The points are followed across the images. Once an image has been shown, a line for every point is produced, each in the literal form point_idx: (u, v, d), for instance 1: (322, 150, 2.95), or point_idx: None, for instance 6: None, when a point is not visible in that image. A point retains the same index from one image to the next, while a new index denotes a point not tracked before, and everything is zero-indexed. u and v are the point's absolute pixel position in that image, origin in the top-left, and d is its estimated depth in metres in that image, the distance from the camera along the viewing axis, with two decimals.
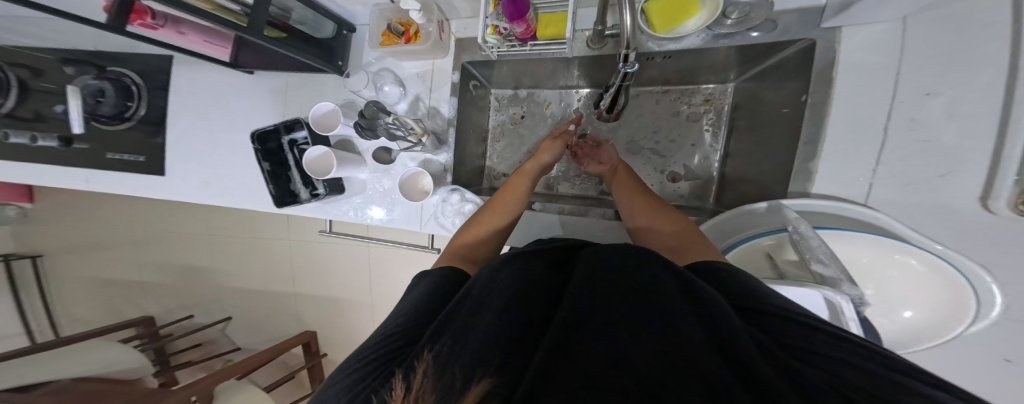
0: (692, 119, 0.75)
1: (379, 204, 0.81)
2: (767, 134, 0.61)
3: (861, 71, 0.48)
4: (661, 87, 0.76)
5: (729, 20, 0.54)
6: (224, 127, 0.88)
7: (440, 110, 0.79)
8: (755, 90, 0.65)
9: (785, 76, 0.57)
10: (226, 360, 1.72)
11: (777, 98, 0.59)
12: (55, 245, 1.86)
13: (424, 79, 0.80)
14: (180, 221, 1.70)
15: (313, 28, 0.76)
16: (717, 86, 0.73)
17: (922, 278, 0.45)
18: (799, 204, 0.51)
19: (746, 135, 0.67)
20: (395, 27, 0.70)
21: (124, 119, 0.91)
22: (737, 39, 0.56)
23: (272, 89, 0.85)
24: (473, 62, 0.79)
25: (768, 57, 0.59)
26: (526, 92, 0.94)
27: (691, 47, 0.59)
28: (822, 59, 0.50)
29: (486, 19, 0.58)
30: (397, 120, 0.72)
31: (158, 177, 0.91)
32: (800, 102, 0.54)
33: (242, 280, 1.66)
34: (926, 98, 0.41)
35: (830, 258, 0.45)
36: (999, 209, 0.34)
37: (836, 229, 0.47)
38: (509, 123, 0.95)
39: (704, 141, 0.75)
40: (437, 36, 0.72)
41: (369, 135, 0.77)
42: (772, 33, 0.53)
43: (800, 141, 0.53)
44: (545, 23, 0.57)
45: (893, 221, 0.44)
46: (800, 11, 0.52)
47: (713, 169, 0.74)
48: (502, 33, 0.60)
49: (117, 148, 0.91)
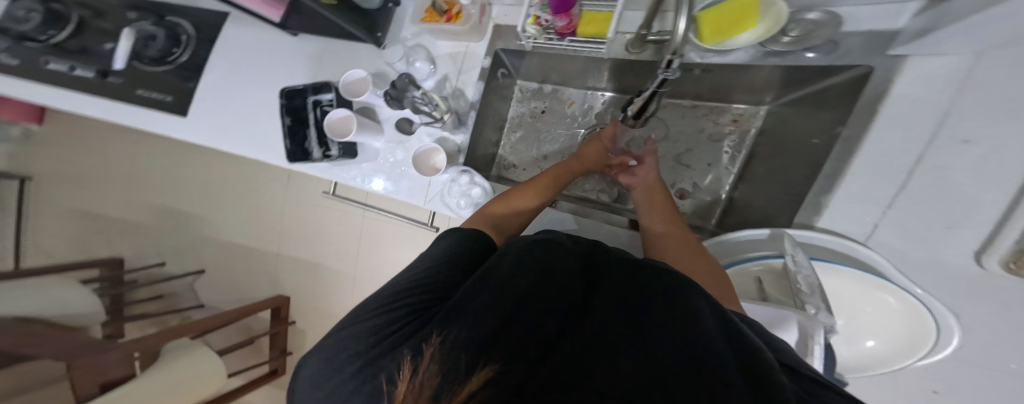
0: (714, 139, 0.76)
1: (387, 174, 0.81)
2: (789, 162, 0.62)
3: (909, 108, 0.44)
4: (690, 101, 0.77)
5: (785, 37, 0.54)
6: (251, 78, 0.88)
7: (465, 92, 0.80)
8: (790, 116, 0.65)
9: (825, 104, 0.57)
10: (184, 317, 1.69)
11: (810, 127, 0.60)
12: (52, 171, 1.84)
13: (455, 60, 0.80)
14: (191, 167, 1.71)
15: None
16: (748, 107, 0.73)
17: (892, 316, 0.50)
18: (802, 235, 0.52)
19: (765, 162, 0.68)
20: (438, 5, 0.71)
21: (165, 63, 0.91)
22: (788, 59, 0.56)
23: (308, 48, 0.85)
24: (506, 49, 0.79)
25: (812, 82, 0.58)
26: (551, 88, 0.94)
27: (736, 61, 0.59)
28: (872, 90, 0.48)
29: (530, 8, 0.58)
30: (425, 95, 0.73)
31: (181, 118, 0.91)
32: (833, 134, 0.54)
33: (233, 234, 1.65)
34: (964, 146, 0.39)
35: (817, 288, 0.47)
36: (988, 264, 0.36)
37: (832, 262, 0.49)
38: (528, 115, 0.96)
39: (721, 163, 0.75)
40: (478, 19, 0.72)
41: (395, 105, 0.76)
42: (829, 56, 0.53)
43: (822, 172, 0.53)
44: (588, 21, 0.57)
45: (886, 264, 0.46)
46: (867, 35, 0.50)
47: (724, 191, 0.75)
48: (542, 24, 0.60)
49: (149, 84, 0.92)
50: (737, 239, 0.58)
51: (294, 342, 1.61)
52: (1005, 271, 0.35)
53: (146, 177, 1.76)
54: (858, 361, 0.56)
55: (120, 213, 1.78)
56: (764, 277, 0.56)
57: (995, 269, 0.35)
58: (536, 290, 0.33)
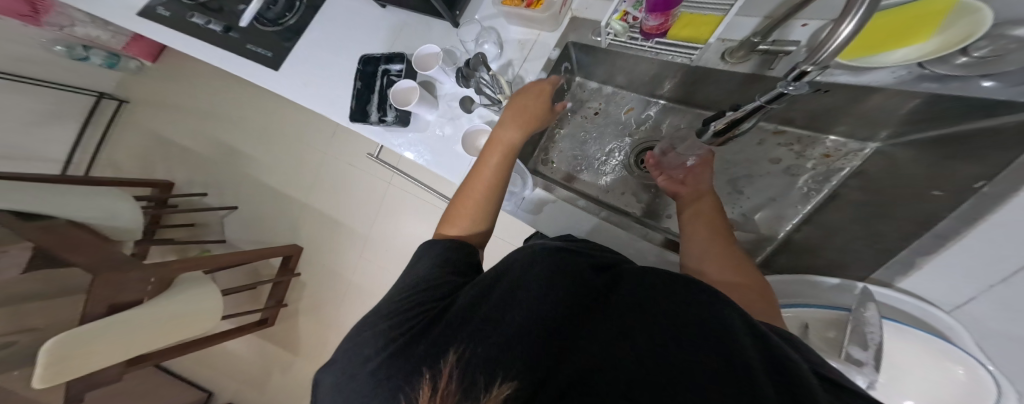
0: (792, 172, 0.69)
1: (429, 147, 0.82)
2: (882, 213, 0.55)
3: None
4: (775, 126, 0.71)
5: (962, 58, 0.43)
6: (334, 40, 0.94)
7: (524, 80, 0.78)
8: (904, 160, 0.57)
9: (944, 155, 0.50)
10: (205, 249, 1.86)
11: (925, 180, 0.52)
12: (146, 96, 2.07)
13: (523, 47, 0.80)
14: (263, 115, 1.87)
15: None
16: (847, 142, 0.65)
17: None
18: (885, 294, 0.52)
19: (851, 209, 0.61)
20: None
21: (275, 25, 1.00)
22: (954, 88, 0.45)
23: (392, 22, 0.90)
24: (577, 44, 0.76)
25: (947, 123, 0.49)
26: (611, 91, 0.91)
27: (871, 82, 0.51)
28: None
29: (621, 3, 0.56)
30: (491, 77, 0.73)
31: (273, 71, 0.97)
32: (958, 188, 0.46)
33: (278, 181, 1.77)
34: None
35: (874, 346, 0.42)
36: None
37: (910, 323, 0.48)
38: (579, 114, 0.93)
39: (788, 199, 0.69)
40: (558, 9, 0.71)
41: (462, 83, 0.79)
42: (1015, 87, 0.41)
43: (931, 230, 0.47)
44: (684, 23, 0.53)
45: (965, 335, 0.46)
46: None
47: (784, 231, 0.69)
48: (630, 21, 0.58)
49: (252, 35, 1.01)
50: (813, 283, 0.54)
51: (294, 293, 1.71)
52: None
53: (221, 116, 1.94)
54: None
55: (189, 144, 1.97)
56: (814, 325, 0.50)
57: None
58: (537, 297, 0.33)
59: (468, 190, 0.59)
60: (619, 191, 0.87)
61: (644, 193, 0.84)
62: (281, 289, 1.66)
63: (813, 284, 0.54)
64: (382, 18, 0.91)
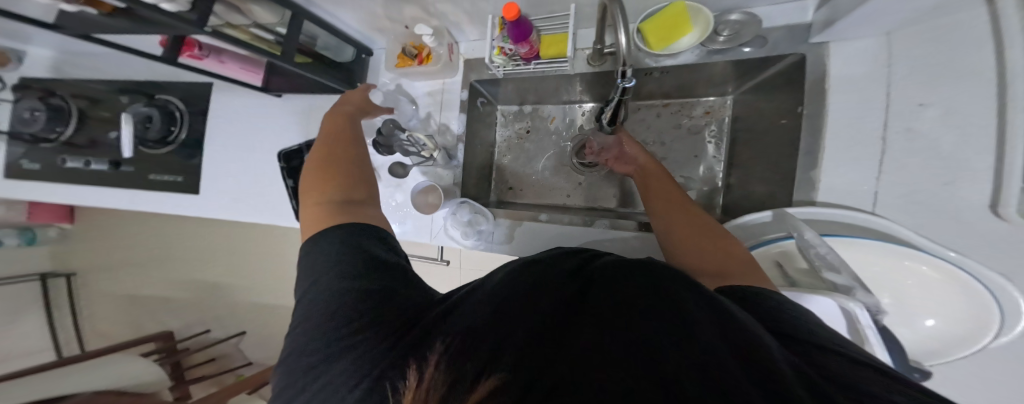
0: (693, 132, 0.75)
1: (393, 218, 0.83)
2: (766, 146, 0.62)
3: (845, 84, 0.51)
4: (661, 101, 0.77)
5: (720, 37, 0.57)
6: (247, 146, 0.93)
7: (450, 127, 0.83)
8: (752, 102, 0.66)
9: (776, 88, 0.59)
10: (238, 375, 1.73)
11: (772, 111, 0.61)
12: (84, 261, 1.92)
13: (433, 98, 0.84)
14: (211, 237, 1.77)
15: (335, 53, 0.80)
16: (716, 98, 0.73)
17: (936, 293, 0.44)
18: (805, 212, 0.51)
19: (747, 151, 0.67)
20: (409, 50, 0.75)
21: (166, 143, 0.96)
22: (729, 55, 0.59)
23: (294, 107, 0.89)
24: (481, 80, 0.82)
25: (763, 70, 0.60)
26: (531, 108, 0.97)
27: (685, 62, 0.62)
28: (813, 74, 0.53)
29: (492, 41, 0.62)
30: (411, 136, 0.77)
31: (193, 195, 0.96)
32: (794, 115, 0.55)
33: (258, 294, 1.69)
34: (920, 109, 0.44)
35: (840, 264, 0.45)
36: (1007, 217, 0.34)
37: (844, 236, 0.47)
38: (515, 137, 0.97)
39: (707, 152, 0.74)
40: (448, 58, 0.76)
41: (385, 151, 0.80)
42: (763, 48, 0.56)
43: (801, 148, 0.54)
44: (548, 43, 0.61)
45: (903, 229, 0.43)
46: (788, 28, 0.55)
47: (719, 179, 0.73)
48: (508, 54, 0.63)
49: (160, 169, 0.98)
50: (743, 224, 0.56)
51: None
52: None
53: (172, 252, 1.83)
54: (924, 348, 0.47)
55: (153, 290, 1.85)
56: (783, 261, 0.52)
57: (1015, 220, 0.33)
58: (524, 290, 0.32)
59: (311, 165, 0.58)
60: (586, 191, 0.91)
61: (611, 183, 0.89)
62: None
63: (747, 225, 0.57)
64: (284, 106, 0.89)
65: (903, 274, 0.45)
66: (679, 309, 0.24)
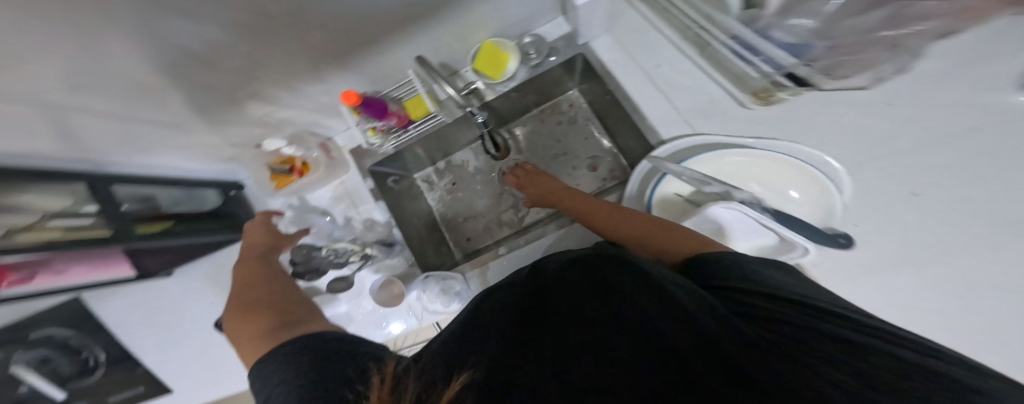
0: (573, 122, 0.82)
1: (374, 325, 0.78)
2: (619, 118, 0.68)
3: (620, 64, 0.60)
4: (535, 109, 0.84)
5: (530, 54, 0.66)
6: (173, 336, 0.84)
7: (375, 218, 0.80)
8: (591, 89, 0.74)
9: (590, 76, 0.71)
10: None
11: (601, 93, 0.70)
12: None
13: (343, 199, 0.81)
14: None
15: (195, 205, 0.73)
16: (571, 93, 0.82)
17: (776, 170, 0.50)
18: (664, 151, 0.54)
19: (612, 121, 0.73)
20: (280, 168, 0.71)
21: (93, 370, 0.87)
22: (546, 66, 0.68)
23: (197, 280, 0.80)
24: (378, 163, 0.80)
25: (575, 68, 0.71)
26: (445, 163, 0.96)
27: (523, 81, 0.68)
28: (596, 62, 0.63)
29: (359, 126, 0.64)
30: (332, 249, 0.76)
31: (168, 393, 0.91)
32: (608, 92, 0.66)
33: None
34: (658, 68, 0.57)
35: (705, 178, 0.50)
36: (752, 107, 0.51)
37: (695, 157, 0.51)
38: (446, 195, 0.95)
39: (591, 132, 0.81)
40: (327, 158, 0.76)
41: (316, 275, 0.77)
42: (559, 56, 0.67)
43: (627, 111, 0.61)
44: (413, 106, 0.66)
45: (716, 137, 0.51)
46: (563, 37, 0.66)
47: (611, 147, 0.79)
48: (382, 131, 0.65)
49: (112, 391, 0.91)
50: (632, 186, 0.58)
51: None
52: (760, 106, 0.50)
53: None
54: None
55: None
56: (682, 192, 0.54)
57: (756, 107, 0.51)
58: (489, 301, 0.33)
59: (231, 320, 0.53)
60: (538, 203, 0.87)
61: None
62: None
63: (633, 185, 0.58)
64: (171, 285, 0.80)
65: (749, 165, 0.51)
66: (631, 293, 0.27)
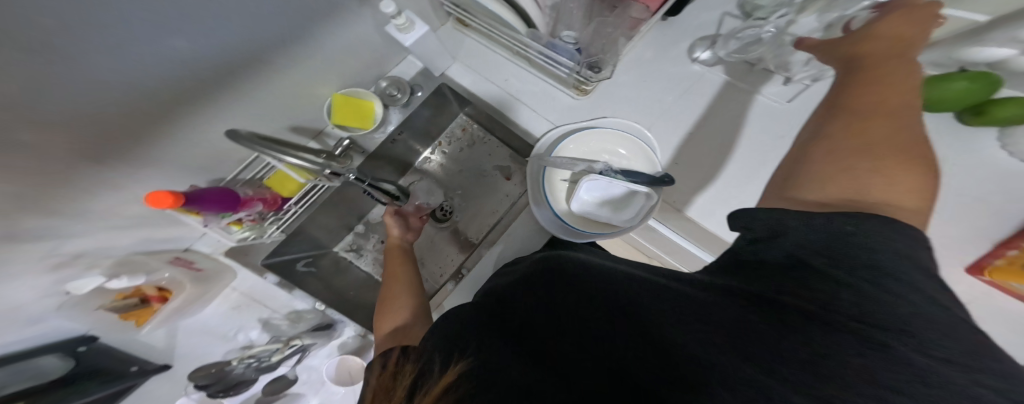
0: (473, 144, 0.83)
1: None
2: (503, 129, 0.72)
3: (480, 84, 0.65)
4: (433, 143, 0.83)
5: (394, 94, 0.66)
6: None
7: (298, 308, 0.72)
8: (470, 110, 0.76)
9: (463, 103, 0.74)
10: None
11: (477, 111, 0.73)
12: None
13: (246, 307, 0.67)
14: None
15: (37, 377, 0.44)
16: (460, 117, 0.81)
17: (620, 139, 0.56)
18: (544, 147, 0.58)
19: (501, 131, 0.77)
20: (121, 307, 0.52)
21: None
22: (414, 101, 0.68)
23: None
24: (269, 256, 0.64)
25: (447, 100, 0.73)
26: (364, 223, 0.83)
27: (401, 121, 0.67)
28: (460, 89, 0.68)
29: (215, 226, 0.54)
30: (252, 356, 0.68)
31: None
32: (481, 109, 0.69)
33: None
34: (508, 82, 0.63)
35: (575, 159, 0.53)
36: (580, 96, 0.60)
37: (562, 143, 0.56)
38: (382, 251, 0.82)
39: (492, 147, 0.82)
40: (186, 273, 0.56)
41: (245, 386, 0.69)
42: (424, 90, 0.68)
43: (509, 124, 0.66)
44: (280, 184, 0.58)
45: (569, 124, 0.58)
46: (420, 73, 0.69)
47: (513, 155, 0.82)
48: (252, 220, 0.57)
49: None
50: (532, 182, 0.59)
51: None
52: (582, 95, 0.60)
53: None
54: None
55: None
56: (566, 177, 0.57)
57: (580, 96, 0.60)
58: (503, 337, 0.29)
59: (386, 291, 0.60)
60: (475, 225, 0.83)
61: (484, 202, 0.83)
62: None
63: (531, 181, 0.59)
64: None
65: (592, 142, 0.57)
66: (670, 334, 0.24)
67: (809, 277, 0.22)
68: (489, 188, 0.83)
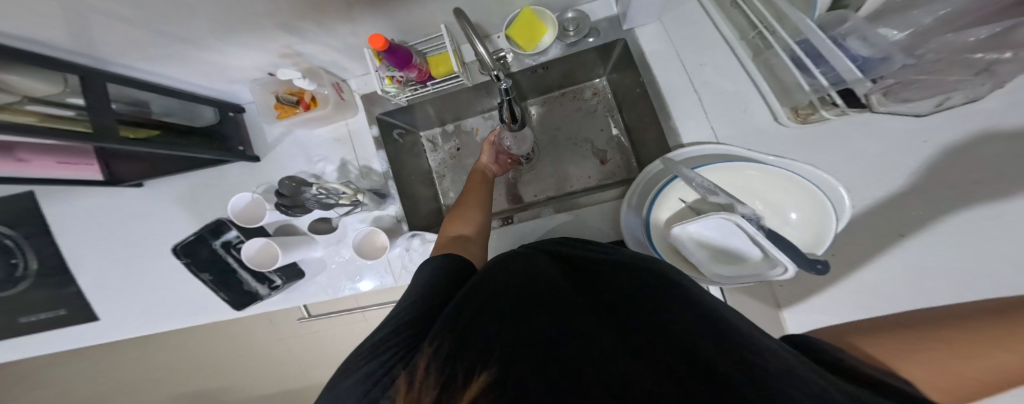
0: (592, 111, 0.80)
1: (345, 275, 0.81)
2: (639, 111, 0.68)
3: (662, 55, 0.60)
4: (558, 91, 0.82)
5: (570, 32, 0.64)
6: (143, 252, 0.87)
7: (373, 167, 0.80)
8: (618, 78, 0.73)
9: (624, 66, 0.68)
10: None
11: (629, 81, 0.69)
12: None
13: (343, 142, 0.81)
14: (144, 363, 1.47)
15: (189, 117, 0.72)
16: (599, 81, 0.79)
17: (792, 188, 0.46)
18: (681, 155, 0.54)
19: (631, 115, 0.73)
20: (288, 98, 0.70)
21: (19, 278, 0.86)
22: (582, 46, 0.66)
23: (177, 196, 0.84)
24: (388, 112, 0.80)
25: (610, 55, 0.70)
26: (453, 126, 0.96)
27: (555, 57, 0.67)
28: (634, 51, 0.62)
29: (378, 73, 0.62)
30: (322, 188, 0.73)
31: (91, 323, 0.87)
32: (642, 83, 0.63)
33: (239, 397, 1.46)
34: (700, 67, 0.58)
35: (716, 188, 0.47)
36: (785, 121, 0.51)
37: (710, 165, 0.50)
38: (449, 158, 0.96)
39: (607, 124, 0.79)
40: (336, 97, 0.74)
41: (301, 211, 0.77)
42: (600, 38, 0.65)
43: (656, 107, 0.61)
44: (436, 63, 0.65)
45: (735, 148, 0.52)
46: (608, 19, 0.65)
47: (624, 143, 0.78)
48: (400, 80, 0.65)
49: (30, 311, 0.87)
50: (648, 176, 0.57)
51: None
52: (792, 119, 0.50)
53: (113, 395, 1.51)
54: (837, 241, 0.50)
55: None
56: (686, 197, 0.51)
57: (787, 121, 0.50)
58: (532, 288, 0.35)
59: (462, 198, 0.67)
60: (540, 183, 0.82)
61: (559, 169, 0.80)
62: None
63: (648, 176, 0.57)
64: (157, 197, 0.84)
65: (752, 179, 0.49)
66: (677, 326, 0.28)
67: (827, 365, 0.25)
68: (572, 158, 0.80)
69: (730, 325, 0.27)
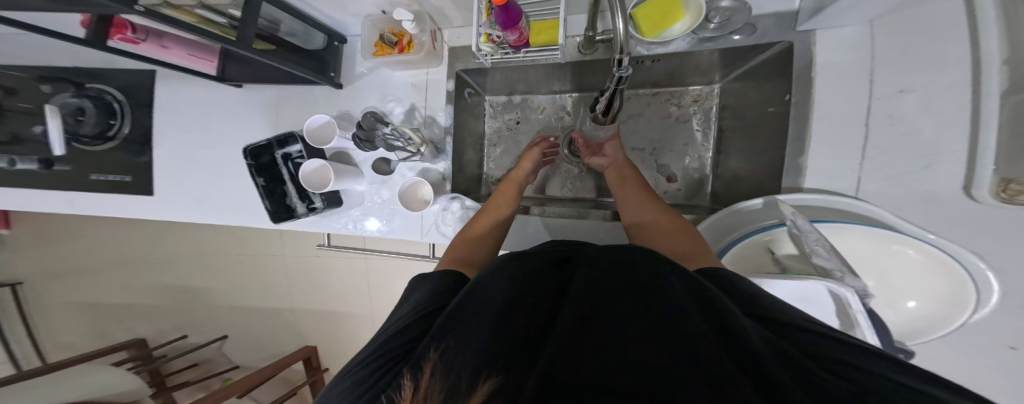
0: (682, 120, 0.78)
1: (378, 215, 0.82)
2: (758, 133, 0.63)
3: (836, 71, 0.52)
4: (651, 89, 0.79)
5: (711, 24, 0.57)
6: (211, 141, 0.92)
7: (436, 119, 0.80)
8: (739, 90, 0.68)
9: (770, 75, 0.60)
10: (225, 379, 1.60)
11: (762, 98, 0.62)
12: (43, 273, 1.75)
13: (419, 89, 0.80)
14: (171, 243, 1.59)
15: (303, 40, 0.76)
16: (703, 87, 0.76)
17: (926, 270, 0.45)
18: (794, 199, 0.52)
19: (737, 134, 0.69)
20: (388, 37, 0.71)
21: (106, 139, 0.92)
22: (720, 43, 0.60)
23: (257, 98, 0.88)
24: (468, 70, 0.79)
25: (750, 59, 0.62)
26: (520, 98, 0.92)
27: (677, 50, 0.63)
28: (799, 60, 0.54)
29: (479, 28, 0.61)
30: (394, 131, 0.72)
31: (146, 196, 0.95)
32: (783, 101, 0.56)
33: (236, 298, 1.54)
34: (901, 95, 0.46)
35: (831, 249, 0.44)
36: (981, 198, 0.36)
37: (834, 222, 0.48)
38: (505, 129, 0.93)
39: (696, 141, 0.77)
40: (430, 45, 0.73)
41: (367, 147, 0.77)
42: (752, 36, 0.57)
43: (791, 134, 0.55)
44: (538, 31, 0.62)
45: (886, 215, 0.45)
46: (776, 15, 0.56)
47: (708, 166, 0.76)
48: (496, 41, 0.63)
49: (101, 168, 0.94)
50: (735, 212, 0.56)
51: None
52: (995, 201, 0.35)
53: (134, 261, 1.64)
54: (912, 325, 0.48)
55: (126, 297, 1.67)
56: (774, 247, 0.53)
57: (988, 201, 0.36)
58: (520, 285, 0.33)
59: (494, 202, 0.66)
60: (575, 183, 0.88)
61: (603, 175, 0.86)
62: (318, 389, 1.48)
63: (742, 212, 0.56)
64: (244, 96, 0.88)
65: (876, 252, 0.47)
66: (672, 302, 0.26)
67: (811, 335, 0.24)
68: None
69: (718, 313, 0.25)
